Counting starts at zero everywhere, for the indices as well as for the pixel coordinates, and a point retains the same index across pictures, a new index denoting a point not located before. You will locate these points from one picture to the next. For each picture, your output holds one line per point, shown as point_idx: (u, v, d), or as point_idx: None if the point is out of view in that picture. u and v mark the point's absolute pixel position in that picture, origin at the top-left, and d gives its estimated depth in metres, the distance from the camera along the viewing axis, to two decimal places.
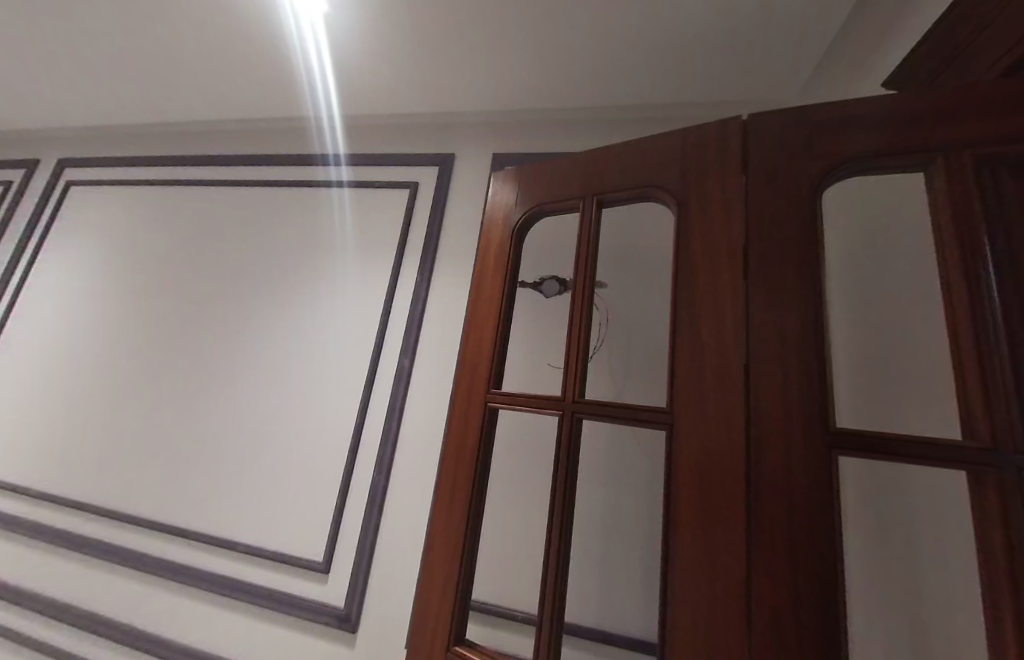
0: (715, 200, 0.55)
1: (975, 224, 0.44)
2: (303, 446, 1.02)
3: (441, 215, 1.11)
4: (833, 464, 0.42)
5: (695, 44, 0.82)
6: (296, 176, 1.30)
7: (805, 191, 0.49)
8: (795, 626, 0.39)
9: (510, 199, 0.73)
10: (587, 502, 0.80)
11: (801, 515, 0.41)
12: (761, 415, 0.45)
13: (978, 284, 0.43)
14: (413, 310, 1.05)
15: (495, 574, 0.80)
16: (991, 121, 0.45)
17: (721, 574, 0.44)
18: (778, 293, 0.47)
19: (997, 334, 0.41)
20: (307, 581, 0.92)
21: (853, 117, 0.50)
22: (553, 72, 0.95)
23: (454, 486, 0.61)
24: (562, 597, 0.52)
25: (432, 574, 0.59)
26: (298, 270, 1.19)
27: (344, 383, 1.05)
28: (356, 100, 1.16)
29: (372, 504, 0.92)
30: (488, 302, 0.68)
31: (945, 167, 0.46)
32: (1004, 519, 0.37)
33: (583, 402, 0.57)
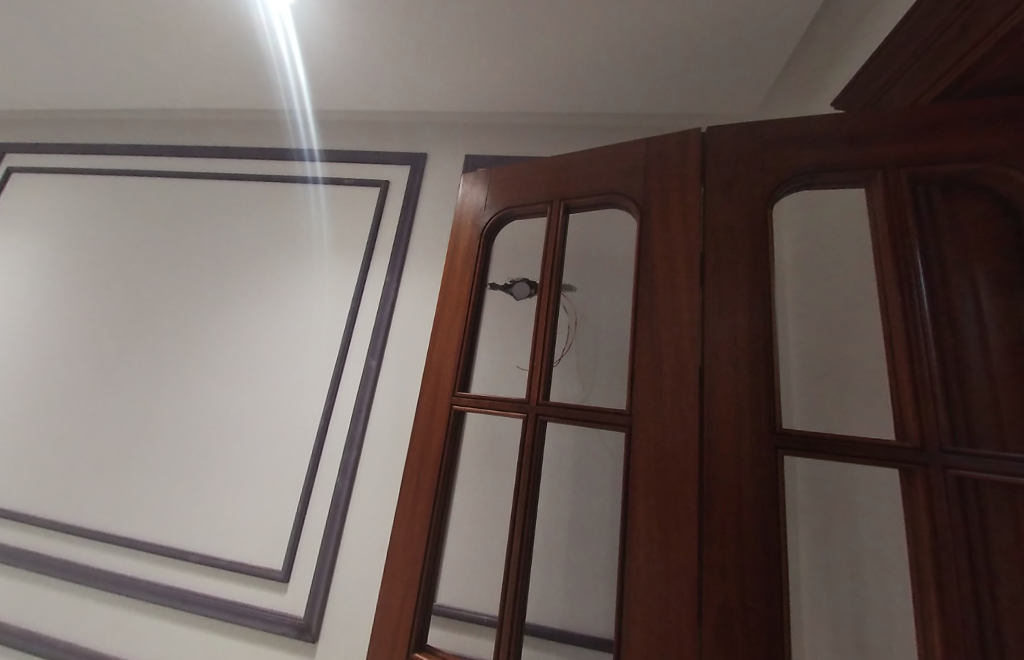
0: (675, 207, 0.56)
1: (908, 237, 0.47)
2: (264, 450, 0.98)
3: (412, 214, 1.10)
4: (778, 462, 0.44)
5: (661, 55, 0.84)
6: (263, 170, 1.26)
7: (758, 201, 0.52)
8: (743, 617, 0.41)
9: (479, 201, 0.73)
10: (554, 504, 0.80)
11: (750, 512, 0.43)
12: (714, 416, 0.47)
13: (910, 293, 0.46)
14: (381, 311, 1.03)
15: (460, 578, 0.80)
16: (917, 145, 0.49)
17: (674, 571, 0.45)
18: (731, 299, 0.49)
19: (926, 339, 0.44)
20: (266, 590, 0.88)
21: (802, 133, 0.53)
22: (524, 77, 0.95)
23: (417, 488, 0.60)
24: (524, 598, 0.52)
25: (393, 579, 0.58)
26: (262, 268, 1.15)
27: (309, 384, 1.01)
28: (326, 96, 1.14)
29: (335, 509, 0.90)
30: (455, 304, 0.67)
31: (884, 183, 0.49)
32: (930, 513, 0.40)
33: (547, 404, 0.57)
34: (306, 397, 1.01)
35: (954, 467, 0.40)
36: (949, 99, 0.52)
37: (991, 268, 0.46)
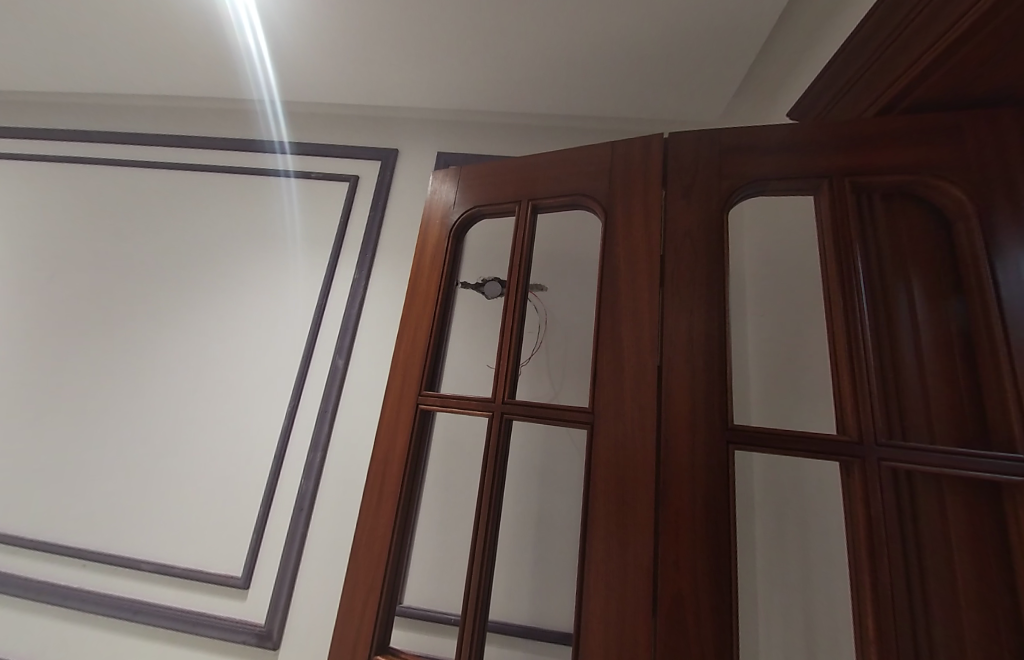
0: (638, 210, 0.58)
1: (850, 242, 0.50)
2: (225, 452, 0.95)
3: (382, 211, 1.08)
4: (729, 456, 0.46)
5: (630, 61, 0.86)
6: (226, 162, 1.21)
7: (715, 206, 0.54)
8: (693, 606, 0.42)
9: (448, 199, 0.72)
10: (522, 501, 0.81)
11: (702, 504, 0.45)
12: (669, 412, 0.48)
13: (851, 295, 0.48)
14: (349, 308, 1.01)
15: (428, 577, 0.79)
16: (858, 157, 0.52)
17: (631, 563, 0.46)
18: (688, 299, 0.51)
19: (864, 338, 0.47)
20: (224, 597, 0.85)
21: (757, 141, 0.55)
22: (496, 77, 0.96)
23: (381, 488, 0.59)
24: (487, 596, 0.52)
25: (356, 580, 0.57)
26: (224, 263, 1.11)
27: (273, 383, 0.98)
28: (293, 87, 1.10)
29: (299, 512, 0.87)
30: (422, 302, 0.67)
31: (829, 191, 0.52)
32: (865, 501, 0.42)
33: (512, 403, 0.57)
34: (269, 397, 0.97)
35: (887, 458, 0.42)
36: (889, 113, 0.56)
37: (923, 273, 0.50)
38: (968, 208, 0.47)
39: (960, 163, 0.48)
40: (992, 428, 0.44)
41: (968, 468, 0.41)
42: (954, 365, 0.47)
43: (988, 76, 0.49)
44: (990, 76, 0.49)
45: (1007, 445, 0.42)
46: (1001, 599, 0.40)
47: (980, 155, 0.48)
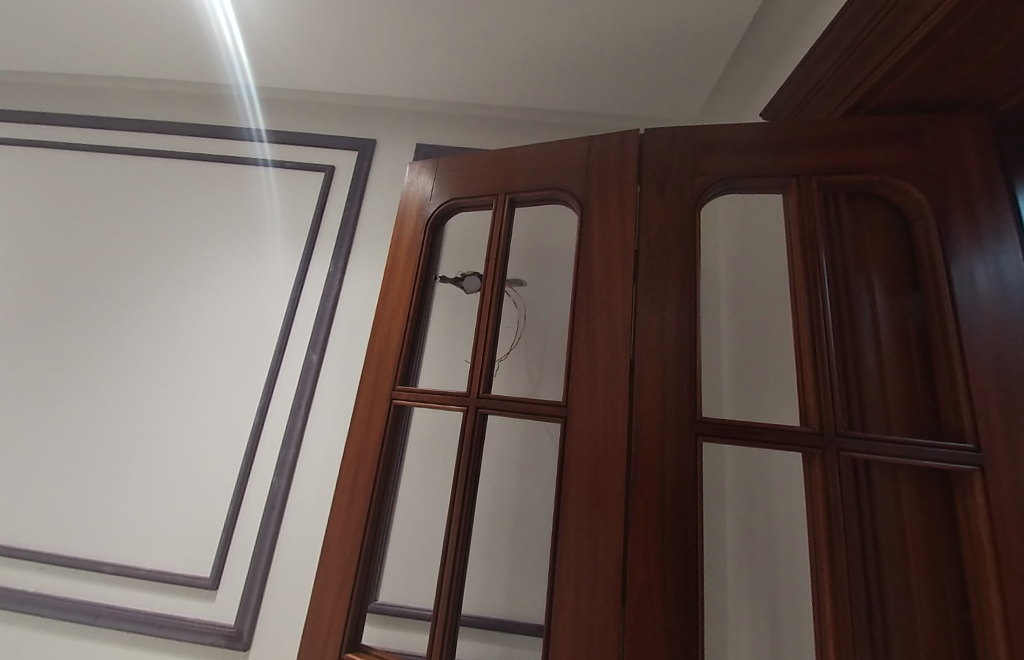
0: (614, 206, 0.58)
1: (815, 240, 0.51)
2: (193, 450, 0.92)
3: (359, 202, 1.06)
4: (697, 448, 0.47)
5: (608, 57, 0.86)
6: (195, 149, 1.17)
7: (688, 203, 0.54)
8: (661, 594, 0.43)
9: (425, 191, 0.71)
10: (499, 495, 0.81)
11: (670, 495, 0.46)
12: (641, 405, 0.49)
13: (815, 291, 0.50)
14: (324, 302, 0.99)
15: (404, 573, 0.79)
16: (825, 156, 0.53)
17: (602, 554, 0.46)
18: (661, 294, 0.52)
19: (827, 333, 0.48)
20: (191, 598, 0.83)
21: (728, 139, 0.56)
22: (475, 70, 0.95)
23: (353, 484, 0.58)
24: (459, 591, 0.52)
25: (327, 577, 0.55)
26: (193, 254, 1.07)
27: (244, 379, 0.96)
28: (266, 72, 1.06)
29: (270, 510, 0.85)
30: (397, 296, 0.66)
31: (797, 190, 0.53)
32: (824, 490, 0.44)
33: (487, 396, 0.57)
34: (239, 392, 0.95)
35: (846, 448, 0.44)
36: (856, 115, 0.57)
37: (884, 271, 0.51)
38: (925, 208, 0.49)
39: (919, 165, 0.50)
40: (945, 418, 0.46)
41: (921, 457, 0.43)
42: (910, 358, 0.49)
43: (947, 82, 0.51)
44: (947, 81, 0.50)
45: (957, 435, 0.44)
46: (947, 580, 0.43)
47: (937, 156, 0.50)
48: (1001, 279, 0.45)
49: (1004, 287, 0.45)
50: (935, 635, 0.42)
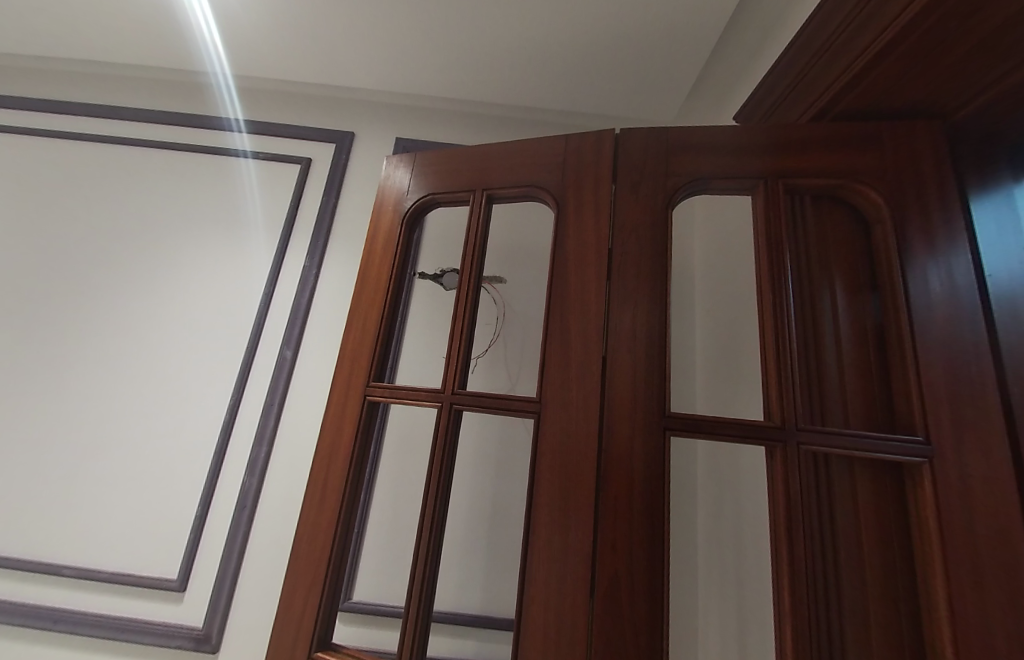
0: (589, 204, 0.58)
1: (779, 240, 0.53)
2: (160, 448, 0.89)
3: (336, 196, 1.04)
4: (665, 442, 0.48)
5: (587, 55, 0.86)
6: (164, 137, 1.12)
7: (660, 202, 0.55)
8: (629, 585, 0.44)
9: (402, 186, 0.70)
10: (476, 491, 0.81)
11: (639, 488, 0.47)
12: (612, 401, 0.50)
13: (779, 289, 0.51)
14: (299, 297, 0.97)
15: (379, 571, 0.78)
16: (791, 160, 0.55)
17: (572, 547, 0.47)
18: (633, 292, 0.53)
19: (790, 331, 0.50)
20: (158, 600, 0.80)
21: (700, 141, 0.57)
22: (455, 65, 0.94)
23: (325, 481, 0.57)
24: (432, 587, 0.52)
25: (296, 576, 0.54)
26: (161, 246, 1.03)
27: (214, 375, 0.93)
28: (238, 60, 1.03)
29: (241, 509, 0.84)
30: (372, 291, 0.65)
31: (764, 192, 0.55)
32: (785, 482, 0.45)
33: (461, 393, 0.57)
34: (209, 389, 0.92)
35: (805, 441, 0.45)
36: (822, 120, 0.59)
37: (844, 272, 0.53)
38: (884, 212, 0.51)
39: (879, 170, 0.52)
40: (898, 412, 0.48)
41: (876, 449, 0.45)
42: (867, 355, 0.51)
43: (905, 90, 0.53)
44: (906, 90, 0.53)
45: (909, 429, 0.46)
46: (896, 567, 0.45)
47: (896, 162, 0.52)
48: (951, 281, 0.47)
49: (953, 289, 0.47)
50: (884, 618, 0.44)
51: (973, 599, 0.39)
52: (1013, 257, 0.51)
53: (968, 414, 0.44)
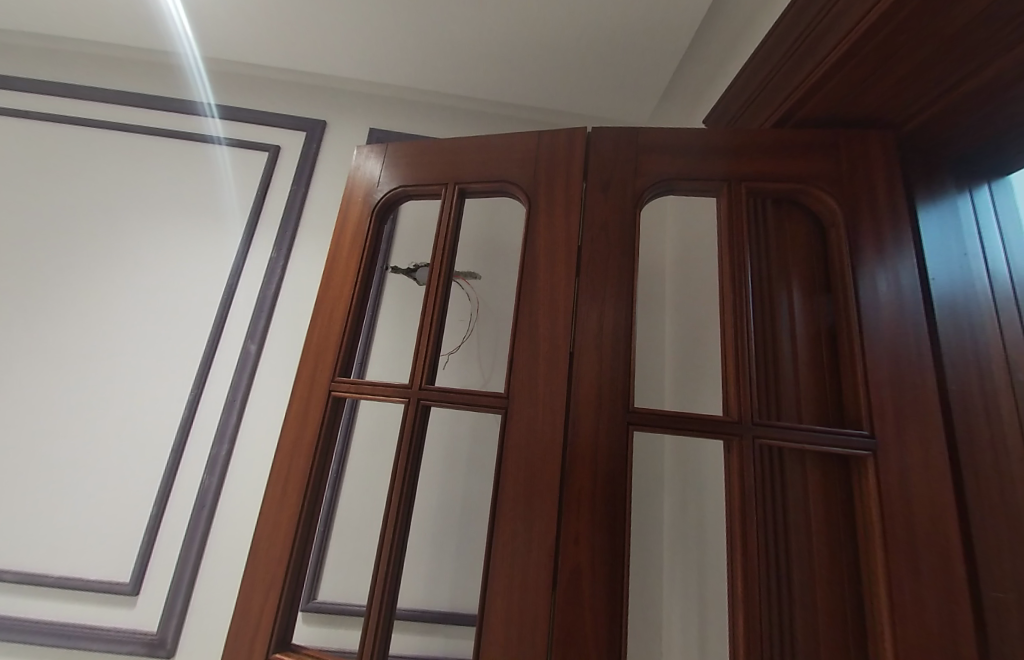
0: (560, 201, 0.59)
1: (740, 242, 0.54)
2: (113, 447, 0.84)
3: (305, 186, 1.01)
4: (628, 437, 0.49)
5: (562, 52, 0.87)
6: (120, 118, 1.05)
7: (629, 201, 0.56)
8: (590, 578, 0.45)
9: (372, 177, 0.69)
10: (445, 487, 0.81)
11: (602, 483, 0.47)
12: (578, 397, 0.50)
13: (740, 289, 0.53)
14: (265, 289, 0.94)
15: (345, 569, 0.77)
16: (754, 163, 0.56)
17: (536, 541, 0.47)
18: (601, 289, 0.54)
19: (748, 330, 0.51)
20: (109, 605, 0.77)
21: (668, 141, 0.58)
22: (430, 56, 0.93)
23: (286, 479, 0.55)
24: (395, 586, 0.51)
25: (254, 576, 0.53)
26: (117, 233, 0.97)
27: (172, 370, 0.89)
28: (201, 39, 0.99)
29: (200, 509, 0.81)
30: (339, 285, 0.63)
31: (727, 194, 0.56)
32: (740, 475, 0.47)
33: (430, 388, 0.56)
34: (167, 384, 0.88)
35: (760, 435, 0.47)
36: (785, 126, 0.61)
37: (801, 275, 0.56)
38: (838, 217, 0.54)
39: (835, 176, 0.54)
40: (846, 408, 0.50)
41: (827, 443, 0.47)
42: (820, 354, 0.53)
43: (858, 101, 0.55)
44: (859, 101, 0.55)
45: (857, 423, 0.48)
46: (842, 554, 0.47)
47: (851, 169, 0.54)
48: (898, 285, 0.50)
49: (898, 293, 0.50)
50: (830, 604, 0.46)
51: (910, 585, 0.42)
52: (955, 263, 0.54)
53: (909, 410, 0.46)
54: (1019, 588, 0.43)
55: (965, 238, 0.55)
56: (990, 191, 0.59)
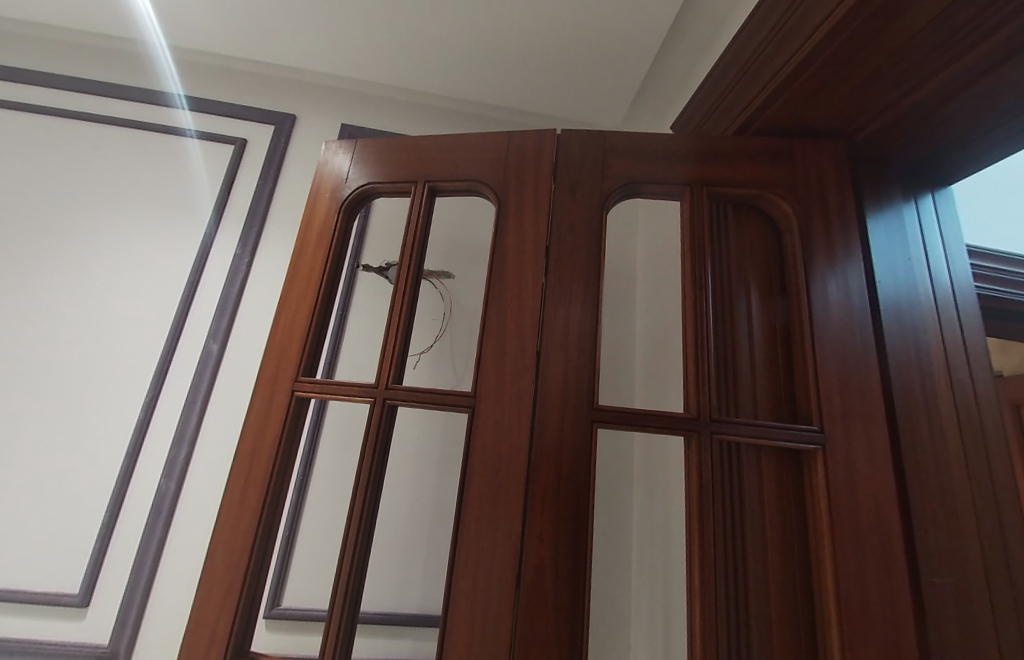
0: (528, 202, 0.59)
1: (700, 245, 0.56)
2: (62, 452, 0.80)
3: (273, 181, 0.99)
4: (592, 434, 0.50)
5: (535, 53, 0.88)
6: (72, 105, 1.00)
7: (596, 203, 0.57)
8: (553, 576, 0.45)
9: (340, 173, 0.67)
10: (415, 487, 0.80)
11: (565, 481, 0.48)
12: (544, 396, 0.51)
13: (700, 290, 0.54)
14: (229, 286, 0.91)
15: (311, 573, 0.75)
16: (716, 168, 0.58)
17: (500, 540, 0.47)
18: (568, 288, 0.54)
19: (706, 329, 0.53)
20: (55, 618, 0.73)
21: (633, 145, 0.59)
22: (403, 53, 0.92)
23: (246, 481, 0.54)
24: (358, 589, 0.50)
25: (211, 581, 0.51)
26: (68, 226, 0.92)
27: (127, 371, 0.85)
28: (161, 26, 0.95)
29: (157, 514, 0.77)
30: (304, 283, 0.62)
31: (690, 198, 0.58)
32: (699, 470, 0.48)
33: (396, 387, 0.55)
34: (122, 385, 0.84)
35: (717, 431, 0.49)
36: (745, 133, 0.64)
37: (758, 277, 0.58)
38: (792, 222, 0.56)
39: (789, 183, 0.57)
40: (798, 404, 0.52)
41: (782, 438, 0.48)
42: (775, 354, 0.55)
43: (811, 112, 0.58)
44: (812, 112, 0.58)
45: (807, 419, 0.51)
46: (794, 545, 0.49)
47: (805, 177, 0.57)
48: (846, 289, 0.53)
49: (846, 296, 0.52)
50: (782, 592, 0.48)
51: (856, 574, 0.43)
52: (901, 268, 0.57)
53: (856, 406, 0.49)
54: (953, 573, 0.46)
55: (909, 244, 0.59)
56: (932, 201, 0.63)
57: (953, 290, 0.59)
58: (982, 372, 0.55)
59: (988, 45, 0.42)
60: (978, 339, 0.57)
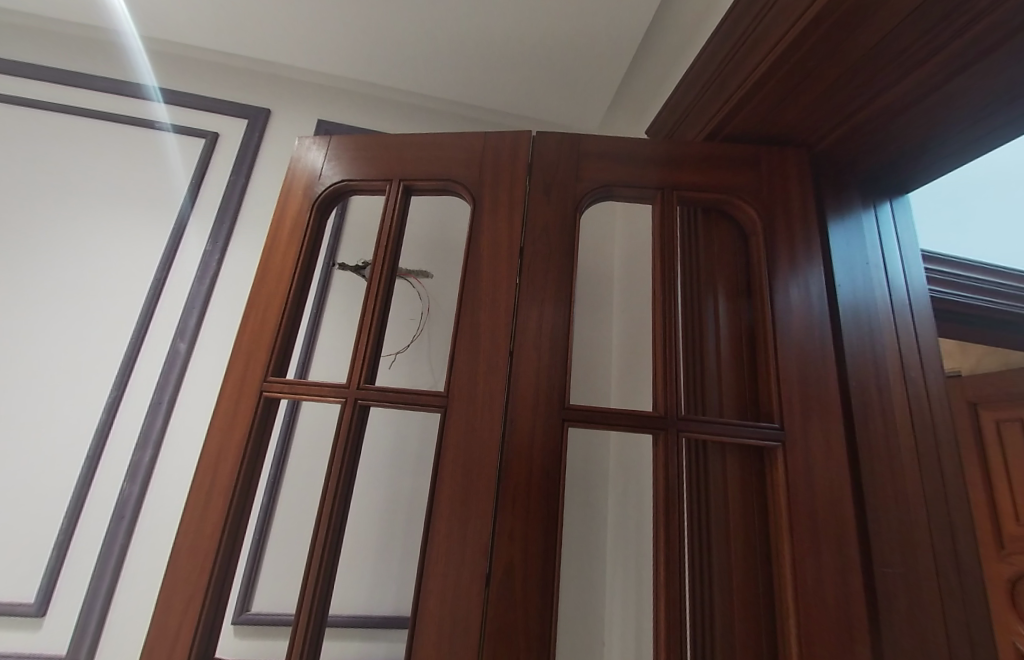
0: (503, 203, 0.59)
1: (670, 248, 0.57)
2: (16, 457, 0.76)
3: (246, 176, 0.96)
4: (563, 433, 0.50)
5: (514, 55, 0.88)
6: (30, 93, 0.95)
7: (570, 204, 0.58)
8: (523, 572, 0.46)
9: (313, 170, 0.66)
10: (389, 488, 0.80)
11: (536, 479, 0.48)
12: (515, 395, 0.51)
13: (669, 291, 0.56)
14: (199, 284, 0.89)
15: (282, 577, 0.74)
16: (686, 172, 0.60)
17: (471, 539, 0.47)
18: (540, 288, 0.55)
19: (674, 329, 0.54)
20: (8, 629, 0.69)
21: (606, 148, 0.60)
22: (381, 50, 0.91)
23: (212, 482, 0.52)
24: (327, 590, 0.49)
25: (173, 584, 0.49)
26: (24, 220, 0.88)
27: (88, 371, 0.82)
28: (128, 14, 0.91)
29: (119, 519, 0.75)
30: (274, 281, 0.61)
31: (661, 202, 0.59)
32: (666, 466, 0.49)
33: (369, 388, 0.55)
34: (83, 386, 0.81)
35: (684, 428, 0.50)
36: (715, 139, 0.66)
37: (726, 280, 0.60)
38: (757, 226, 0.58)
39: (754, 188, 0.59)
40: (761, 403, 0.54)
41: (745, 435, 0.50)
42: (741, 354, 0.57)
43: (776, 121, 0.60)
44: (777, 121, 0.60)
45: (769, 416, 0.52)
46: (756, 540, 0.51)
47: (769, 184, 0.59)
48: (807, 292, 0.55)
49: (807, 298, 0.54)
50: (745, 584, 0.49)
51: (813, 564, 0.45)
52: (859, 271, 0.60)
53: (815, 404, 0.50)
54: (905, 561, 0.48)
55: (867, 249, 0.62)
56: (889, 208, 0.66)
57: (908, 293, 0.62)
58: (933, 370, 0.58)
59: (939, 58, 0.44)
60: (930, 340, 0.60)
